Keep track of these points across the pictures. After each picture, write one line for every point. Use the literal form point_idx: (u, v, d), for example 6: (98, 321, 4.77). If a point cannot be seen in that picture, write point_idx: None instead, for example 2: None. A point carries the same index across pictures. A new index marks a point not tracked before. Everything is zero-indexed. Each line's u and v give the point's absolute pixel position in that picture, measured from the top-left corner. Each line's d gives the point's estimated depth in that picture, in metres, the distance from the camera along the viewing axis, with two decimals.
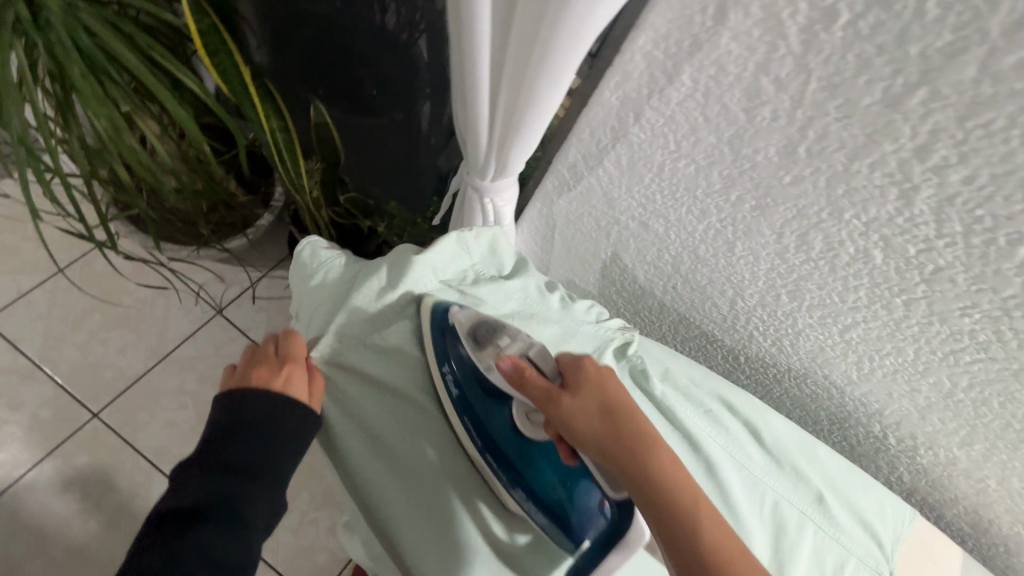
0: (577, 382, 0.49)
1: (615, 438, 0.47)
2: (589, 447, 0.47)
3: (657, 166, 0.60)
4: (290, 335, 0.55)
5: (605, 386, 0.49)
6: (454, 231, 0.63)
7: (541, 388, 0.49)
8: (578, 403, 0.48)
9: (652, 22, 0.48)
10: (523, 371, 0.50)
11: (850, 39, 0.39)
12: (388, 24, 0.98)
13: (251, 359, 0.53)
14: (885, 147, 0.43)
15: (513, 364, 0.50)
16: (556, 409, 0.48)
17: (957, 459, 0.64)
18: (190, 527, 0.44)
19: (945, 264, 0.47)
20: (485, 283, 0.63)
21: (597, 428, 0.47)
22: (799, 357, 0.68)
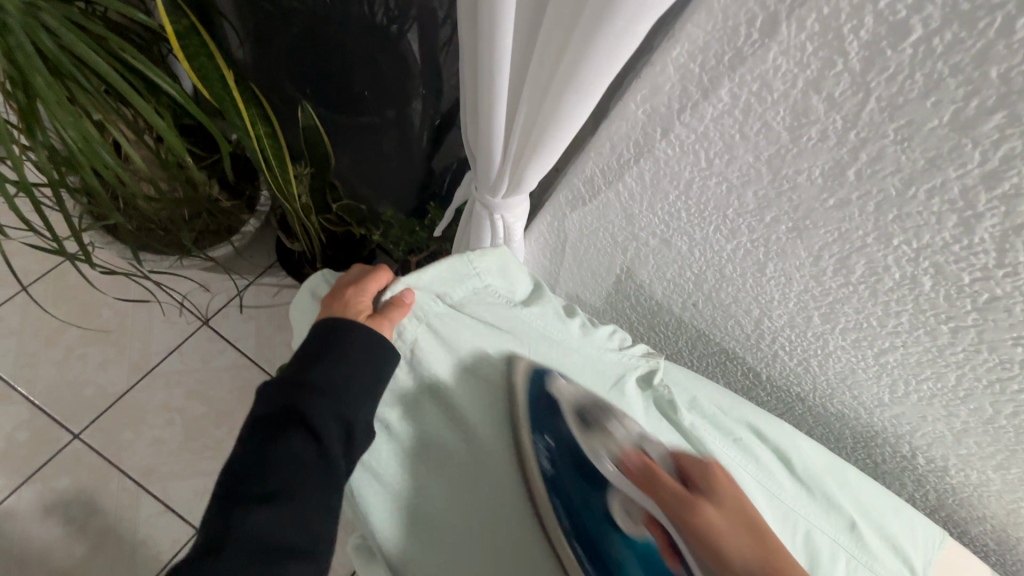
0: (714, 494, 0.52)
1: (748, 544, 0.49)
2: (726, 552, 0.48)
3: (683, 182, 0.56)
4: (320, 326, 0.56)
5: (736, 499, 0.53)
6: (448, 258, 0.58)
7: (680, 489, 0.51)
8: (721, 512, 0.50)
9: (689, 33, 0.43)
10: (653, 467, 0.52)
11: (920, 56, 0.35)
12: (380, 19, 0.91)
13: (340, 282, 0.56)
14: (948, 173, 0.39)
15: (652, 465, 0.52)
16: (700, 510, 0.50)
17: (989, 481, 0.62)
18: (279, 437, 0.46)
19: (1003, 293, 0.44)
20: (494, 309, 0.59)
21: (736, 536, 0.49)
22: (827, 378, 0.65)
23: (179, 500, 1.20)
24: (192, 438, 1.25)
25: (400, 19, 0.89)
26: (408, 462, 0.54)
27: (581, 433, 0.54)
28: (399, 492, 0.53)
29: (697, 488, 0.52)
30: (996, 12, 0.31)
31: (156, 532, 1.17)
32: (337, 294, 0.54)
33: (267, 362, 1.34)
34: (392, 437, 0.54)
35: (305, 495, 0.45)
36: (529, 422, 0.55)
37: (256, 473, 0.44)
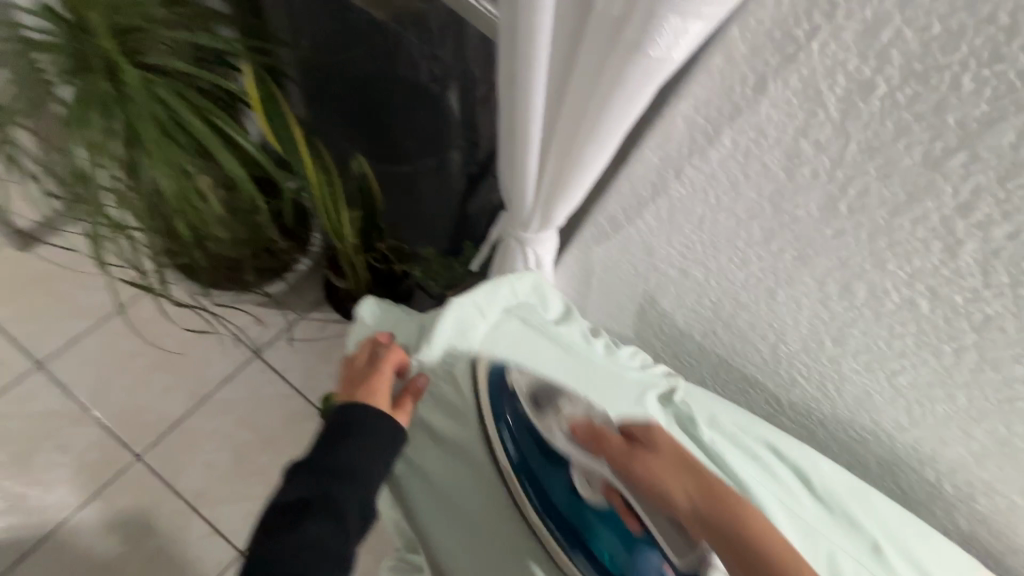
0: (651, 442, 0.56)
1: (693, 483, 0.54)
2: (672, 497, 0.53)
3: (697, 217, 0.63)
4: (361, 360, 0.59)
5: (673, 440, 0.57)
6: (490, 279, 0.65)
7: (617, 444, 0.55)
8: (657, 460, 0.55)
9: (693, 92, 0.51)
10: (597, 432, 0.56)
11: (887, 108, 0.42)
12: (428, 81, 1.04)
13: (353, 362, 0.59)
14: (927, 205, 0.45)
15: (589, 426, 0.57)
16: (638, 466, 0.54)
17: (1017, 507, 0.63)
18: (338, 444, 0.53)
19: (994, 313, 0.48)
20: (531, 327, 0.64)
21: (678, 479, 0.54)
22: (845, 402, 0.68)
23: (226, 523, 1.27)
24: (241, 463, 1.33)
25: (443, 80, 1.02)
26: (453, 467, 0.59)
27: (530, 413, 0.58)
28: (444, 494, 0.59)
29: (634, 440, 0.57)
30: (945, 71, 0.38)
31: (204, 554, 1.24)
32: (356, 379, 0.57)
33: (312, 392, 1.42)
34: (432, 436, 0.61)
35: (349, 496, 0.51)
36: (495, 383, 0.59)
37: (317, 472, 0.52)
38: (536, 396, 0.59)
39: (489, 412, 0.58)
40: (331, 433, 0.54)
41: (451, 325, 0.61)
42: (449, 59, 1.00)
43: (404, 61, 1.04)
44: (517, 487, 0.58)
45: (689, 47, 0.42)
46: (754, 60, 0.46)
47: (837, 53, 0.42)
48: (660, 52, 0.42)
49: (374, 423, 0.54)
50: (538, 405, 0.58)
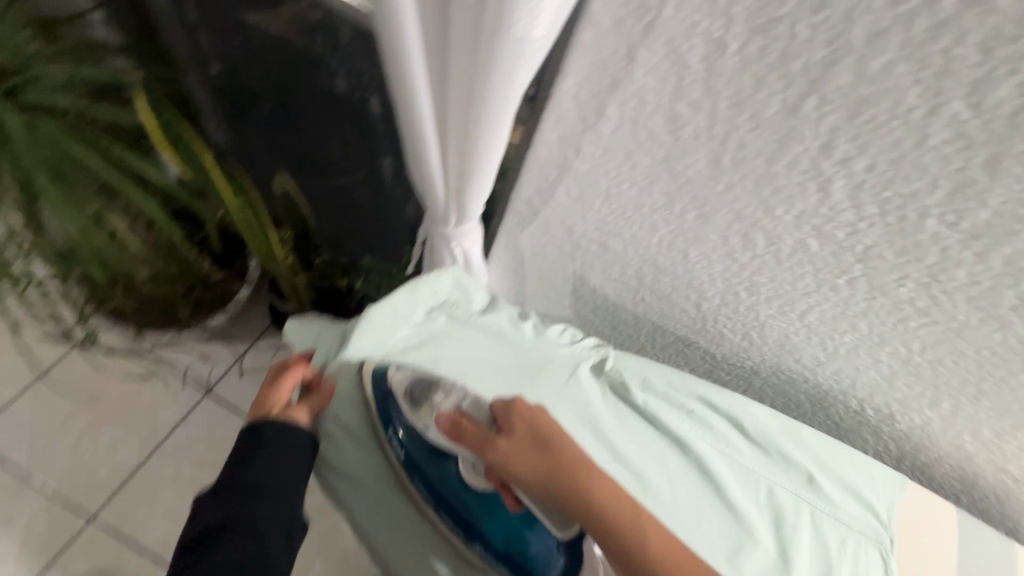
0: (511, 427, 0.50)
1: (552, 472, 0.48)
2: (523, 480, 0.49)
3: (604, 189, 0.64)
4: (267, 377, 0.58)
5: (537, 420, 0.51)
6: (407, 281, 0.64)
7: (476, 435, 0.51)
8: (516, 447, 0.49)
9: (574, 68, 0.53)
10: (461, 424, 0.52)
11: (743, 62, 0.44)
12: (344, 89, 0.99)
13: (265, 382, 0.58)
14: (795, 149, 0.48)
15: (451, 419, 0.53)
16: (495, 456, 0.50)
17: (930, 419, 0.68)
18: (246, 459, 0.51)
19: (872, 243, 0.52)
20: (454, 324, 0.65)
21: (532, 463, 0.49)
22: (769, 348, 0.72)
23: None
24: None
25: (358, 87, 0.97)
26: (386, 475, 0.60)
27: (407, 412, 0.57)
28: (379, 503, 0.60)
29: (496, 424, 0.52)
30: (782, 23, 0.41)
31: None
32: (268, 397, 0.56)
33: None
34: (365, 449, 0.60)
35: (262, 509, 0.49)
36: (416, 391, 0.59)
37: (228, 490, 0.50)
38: (412, 389, 0.57)
39: (377, 423, 0.59)
40: (240, 447, 0.52)
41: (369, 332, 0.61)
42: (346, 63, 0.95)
43: (317, 73, 0.99)
44: (406, 480, 0.59)
45: (553, 20, 0.43)
46: (620, 31, 0.48)
47: (689, 16, 0.44)
48: (524, 28, 0.42)
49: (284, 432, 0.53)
50: (414, 402, 0.56)
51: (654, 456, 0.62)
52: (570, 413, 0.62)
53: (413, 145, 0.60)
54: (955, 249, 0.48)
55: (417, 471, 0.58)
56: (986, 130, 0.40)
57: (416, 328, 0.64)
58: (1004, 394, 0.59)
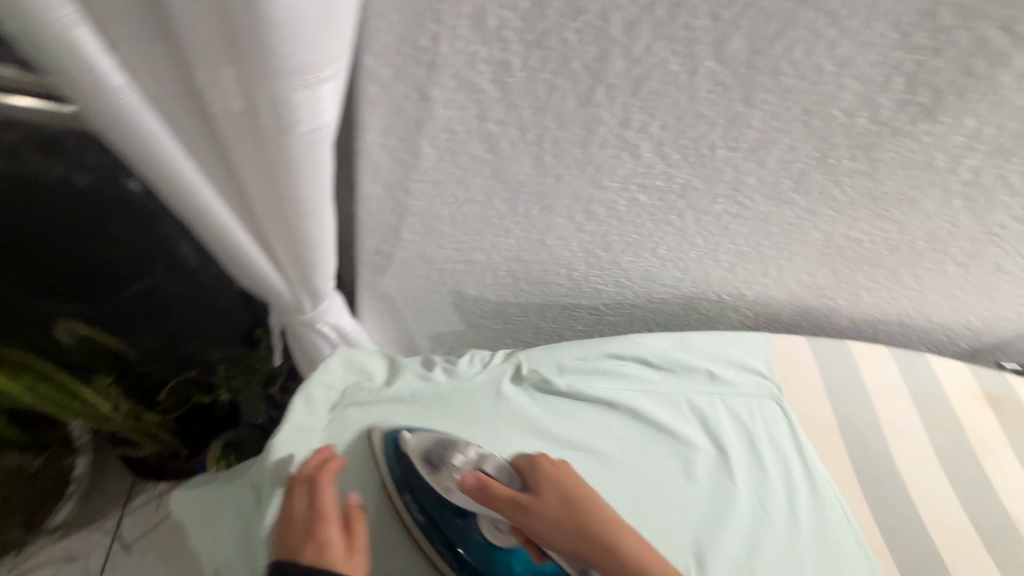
0: (540, 487, 0.52)
1: (575, 524, 0.50)
2: (555, 539, 0.50)
3: (447, 216, 0.63)
4: (294, 495, 0.49)
5: (563, 478, 0.53)
6: (297, 392, 0.55)
7: (507, 496, 0.51)
8: (544, 501, 0.51)
9: (372, 121, 0.50)
10: (490, 485, 0.51)
11: (532, 73, 0.46)
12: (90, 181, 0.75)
13: (292, 504, 0.48)
14: (601, 131, 0.52)
15: (476, 478, 0.52)
16: (522, 510, 0.51)
17: (767, 284, 0.83)
18: None
19: (685, 180, 0.59)
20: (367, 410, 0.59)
21: (556, 517, 0.51)
22: (637, 284, 0.81)
23: None
24: None
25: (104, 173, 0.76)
26: None
27: (428, 478, 0.54)
28: None
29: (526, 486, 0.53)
30: (551, 34, 0.43)
31: None
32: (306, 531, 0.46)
33: None
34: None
35: None
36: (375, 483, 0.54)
37: None
38: (429, 456, 0.55)
39: (393, 488, 0.55)
40: None
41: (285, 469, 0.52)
42: (81, 159, 0.73)
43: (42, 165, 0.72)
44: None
45: (340, 100, 0.40)
46: (404, 77, 0.46)
47: (466, 49, 0.43)
48: (317, 120, 0.38)
49: None
50: (434, 467, 0.54)
51: (598, 426, 0.67)
52: (517, 432, 0.63)
53: (227, 253, 0.51)
54: (742, 165, 0.58)
55: (441, 536, 0.53)
56: (734, 75, 0.47)
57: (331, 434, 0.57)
58: (807, 249, 0.74)
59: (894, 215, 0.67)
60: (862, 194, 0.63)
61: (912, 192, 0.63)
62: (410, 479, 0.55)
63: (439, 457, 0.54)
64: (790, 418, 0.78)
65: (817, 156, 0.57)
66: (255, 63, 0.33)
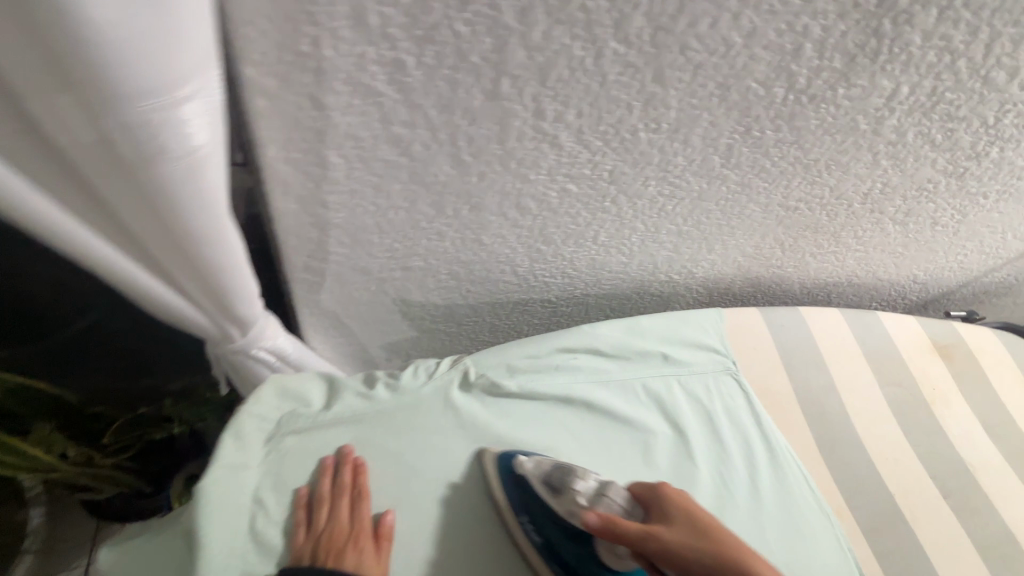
0: (669, 516, 0.49)
1: (717, 553, 0.45)
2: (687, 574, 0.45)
3: (373, 226, 0.60)
4: (320, 495, 0.53)
5: (694, 509, 0.49)
6: (226, 429, 0.53)
7: (635, 528, 0.48)
8: (676, 532, 0.47)
9: (268, 136, 0.46)
10: (615, 519, 0.49)
11: (429, 71, 0.43)
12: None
13: (323, 505, 0.52)
14: (515, 124, 0.50)
15: (599, 518, 0.50)
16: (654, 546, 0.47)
17: (714, 260, 0.82)
18: None
19: (612, 166, 0.58)
20: (306, 438, 0.57)
21: (695, 547, 0.46)
22: (585, 273, 0.80)
23: None
24: None
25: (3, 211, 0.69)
26: None
27: (550, 501, 0.55)
28: None
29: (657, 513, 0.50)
30: (440, 28, 0.40)
31: None
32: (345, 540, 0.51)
33: None
34: None
35: None
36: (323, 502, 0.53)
37: None
38: (548, 479, 0.56)
39: (509, 511, 0.57)
40: None
41: (217, 516, 0.49)
42: None
43: None
44: None
45: (218, 121, 0.37)
46: (292, 88, 0.42)
47: (352, 51, 0.40)
48: (190, 146, 0.35)
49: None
50: (556, 491, 0.55)
51: (553, 425, 0.66)
52: (468, 444, 0.62)
53: (123, 286, 0.48)
54: (668, 145, 0.56)
55: (555, 554, 0.55)
56: (642, 55, 0.45)
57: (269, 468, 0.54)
58: (747, 222, 0.73)
59: (827, 181, 0.67)
60: (792, 163, 0.62)
61: (840, 156, 0.63)
62: (526, 500, 0.57)
63: (558, 481, 0.55)
64: (747, 391, 0.79)
65: (741, 130, 0.56)
66: (93, 88, 0.30)
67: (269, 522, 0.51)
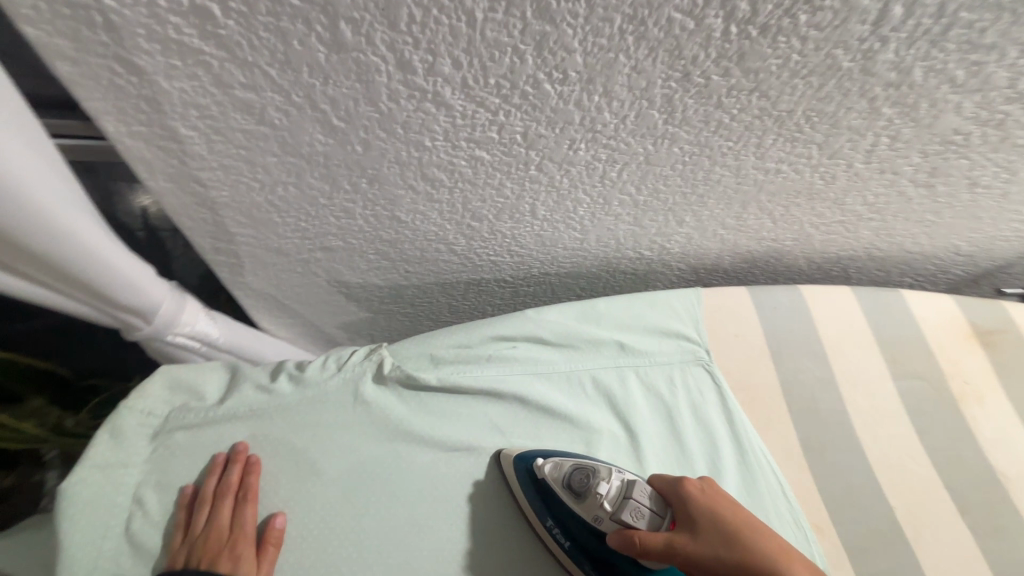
0: (694, 519, 0.47)
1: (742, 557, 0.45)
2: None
3: (267, 203, 0.55)
4: (204, 499, 0.52)
5: (717, 508, 0.48)
6: (102, 425, 0.53)
7: (660, 543, 0.46)
8: (704, 544, 0.46)
9: (96, 108, 0.41)
10: (637, 536, 0.47)
11: (246, 21, 0.35)
12: None
13: (206, 510, 0.52)
14: (381, 81, 0.41)
15: (622, 537, 0.48)
16: (684, 564, 0.45)
17: (690, 233, 0.71)
18: None
19: (523, 128, 0.48)
20: (191, 434, 0.56)
21: (721, 559, 0.45)
22: (536, 251, 0.71)
23: None
24: None
25: None
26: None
27: (575, 506, 0.51)
28: None
29: (680, 516, 0.48)
30: None
31: None
32: (222, 545, 0.50)
33: None
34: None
35: None
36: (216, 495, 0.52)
37: None
38: (571, 482, 0.52)
39: (535, 512, 0.54)
40: None
41: (83, 520, 0.49)
42: None
43: None
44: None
45: None
46: (92, 49, 0.36)
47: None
48: None
49: None
50: (579, 495, 0.51)
51: (478, 421, 0.60)
52: (374, 442, 0.57)
53: None
54: (586, 99, 0.46)
55: (587, 557, 0.52)
56: None
57: (150, 467, 0.54)
58: (718, 189, 0.62)
59: (812, 136, 0.54)
60: (758, 116, 0.50)
61: (823, 104, 0.50)
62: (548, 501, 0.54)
63: (580, 484, 0.51)
64: (720, 385, 0.69)
65: (678, 76, 0.44)
66: None
67: (146, 524, 0.51)
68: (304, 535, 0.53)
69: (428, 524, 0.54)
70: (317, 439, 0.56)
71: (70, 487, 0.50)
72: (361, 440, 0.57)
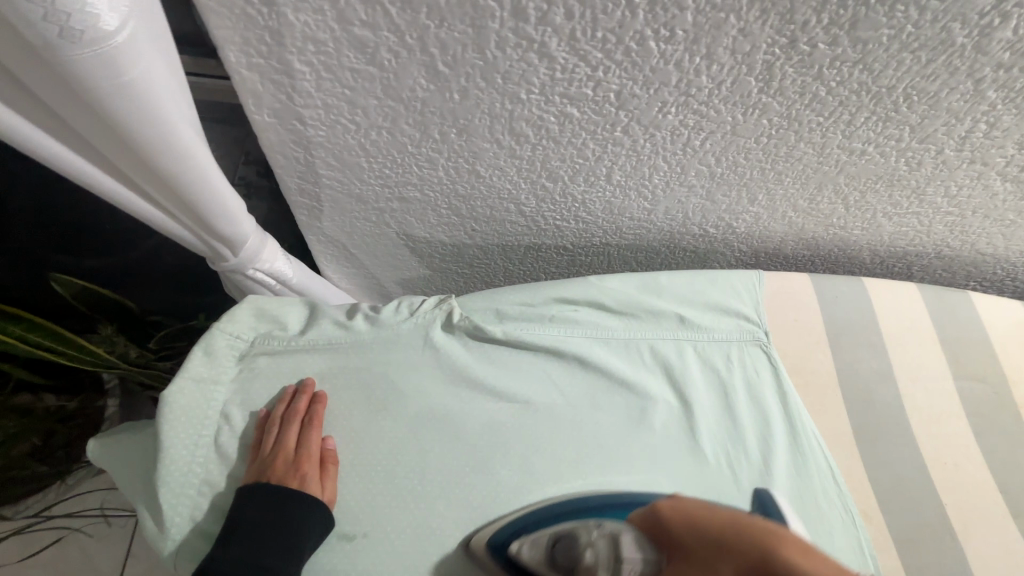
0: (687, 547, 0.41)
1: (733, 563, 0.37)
2: None
3: (358, 147, 0.57)
4: (272, 426, 0.55)
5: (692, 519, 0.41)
6: (197, 342, 0.56)
7: None
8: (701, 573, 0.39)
9: (224, 37, 0.43)
10: None
11: None
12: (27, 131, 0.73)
13: (275, 435, 0.55)
14: (492, 27, 0.43)
15: None
16: None
17: (759, 213, 0.71)
18: None
19: (619, 86, 0.49)
20: (275, 361, 0.59)
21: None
22: (602, 219, 0.72)
23: None
24: None
25: None
26: None
27: None
28: None
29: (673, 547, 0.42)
30: None
31: None
32: (290, 463, 0.53)
33: None
34: None
35: None
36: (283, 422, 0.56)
37: None
38: (557, 557, 0.49)
39: None
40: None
41: (179, 426, 0.53)
42: None
43: None
44: None
45: (126, 7, 0.34)
46: None
47: None
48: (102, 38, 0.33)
49: (305, 515, 0.51)
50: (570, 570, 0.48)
51: (540, 377, 0.62)
52: (441, 385, 0.60)
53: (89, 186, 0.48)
54: (686, 60, 0.46)
55: None
56: None
57: (237, 387, 0.58)
58: (797, 167, 0.61)
59: (908, 117, 0.53)
60: (857, 90, 0.50)
61: (927, 82, 0.49)
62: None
63: (567, 555, 0.49)
64: (778, 366, 0.69)
65: (783, 41, 0.44)
66: None
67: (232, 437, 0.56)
68: (373, 467, 0.56)
69: (489, 467, 0.57)
70: (388, 378, 0.59)
71: (168, 396, 0.53)
72: (429, 384, 0.59)
